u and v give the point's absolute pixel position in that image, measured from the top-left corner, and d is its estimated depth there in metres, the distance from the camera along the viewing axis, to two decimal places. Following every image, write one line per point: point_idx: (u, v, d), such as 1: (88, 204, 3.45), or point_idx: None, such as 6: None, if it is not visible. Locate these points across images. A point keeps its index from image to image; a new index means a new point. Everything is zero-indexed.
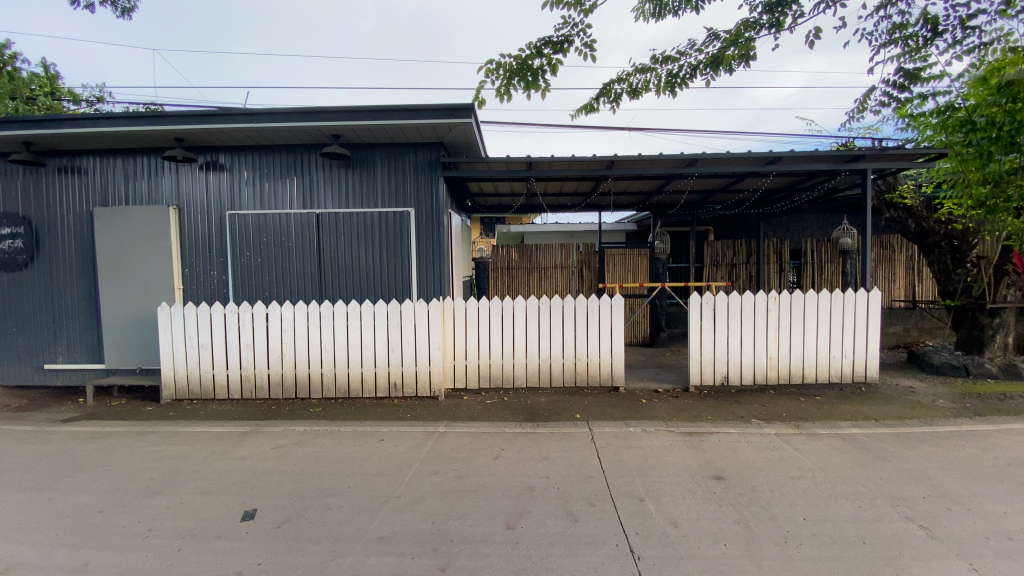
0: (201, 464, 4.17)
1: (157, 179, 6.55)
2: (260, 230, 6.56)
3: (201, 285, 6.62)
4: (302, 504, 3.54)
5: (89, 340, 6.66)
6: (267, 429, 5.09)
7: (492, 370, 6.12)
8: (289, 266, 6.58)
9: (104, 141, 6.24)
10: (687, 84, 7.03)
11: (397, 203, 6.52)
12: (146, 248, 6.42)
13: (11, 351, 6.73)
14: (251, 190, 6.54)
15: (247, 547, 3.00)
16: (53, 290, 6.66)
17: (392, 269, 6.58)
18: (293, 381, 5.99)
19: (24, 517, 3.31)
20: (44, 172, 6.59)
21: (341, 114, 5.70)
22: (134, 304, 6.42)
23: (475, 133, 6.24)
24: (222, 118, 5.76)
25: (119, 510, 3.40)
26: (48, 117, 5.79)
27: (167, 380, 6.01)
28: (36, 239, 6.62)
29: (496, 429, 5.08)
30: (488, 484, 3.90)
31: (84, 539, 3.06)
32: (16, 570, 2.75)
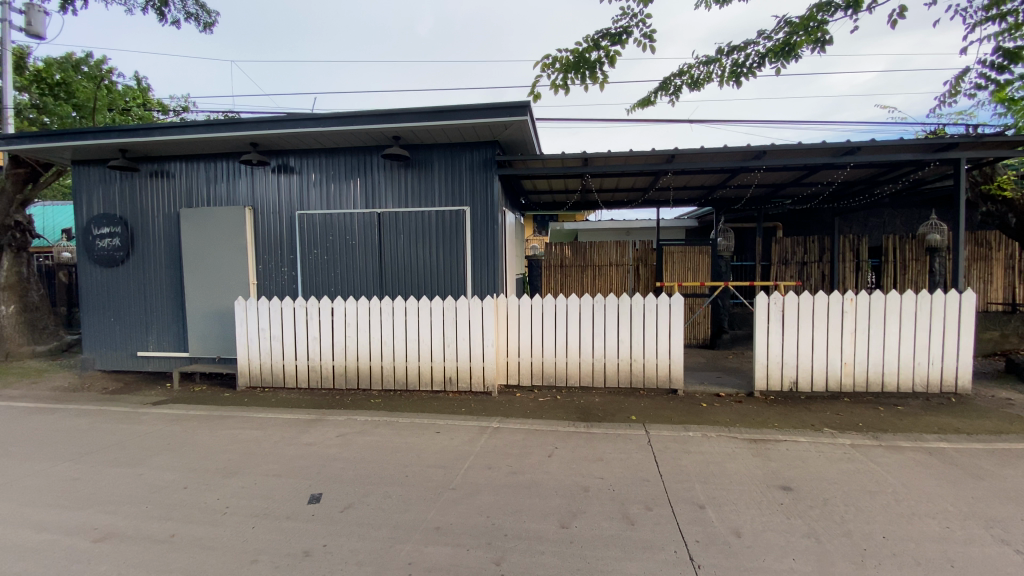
0: (270, 449, 4.42)
1: (234, 182, 7.01)
2: (326, 229, 6.88)
3: (273, 281, 7.03)
4: (364, 491, 3.68)
5: (176, 330, 7.25)
6: (330, 418, 5.32)
7: (545, 368, 6.09)
8: (352, 263, 6.87)
9: (189, 147, 6.76)
10: (754, 74, 6.69)
11: (454, 201, 6.62)
12: (225, 246, 6.89)
13: (110, 339, 7.44)
14: (317, 191, 6.86)
15: (313, 529, 3.16)
16: (145, 285, 7.30)
17: (449, 267, 6.70)
18: (355, 372, 6.24)
19: (120, 490, 3.63)
20: (139, 176, 7.23)
21: (402, 116, 5.86)
22: (214, 298, 6.92)
23: (531, 131, 6.23)
24: (292, 124, 6.07)
25: (201, 487, 3.67)
26: (141, 127, 6.31)
27: (243, 368, 6.44)
28: (132, 238, 7.28)
29: (549, 427, 5.06)
30: (543, 482, 3.87)
31: (171, 512, 3.32)
32: (112, 537, 3.02)
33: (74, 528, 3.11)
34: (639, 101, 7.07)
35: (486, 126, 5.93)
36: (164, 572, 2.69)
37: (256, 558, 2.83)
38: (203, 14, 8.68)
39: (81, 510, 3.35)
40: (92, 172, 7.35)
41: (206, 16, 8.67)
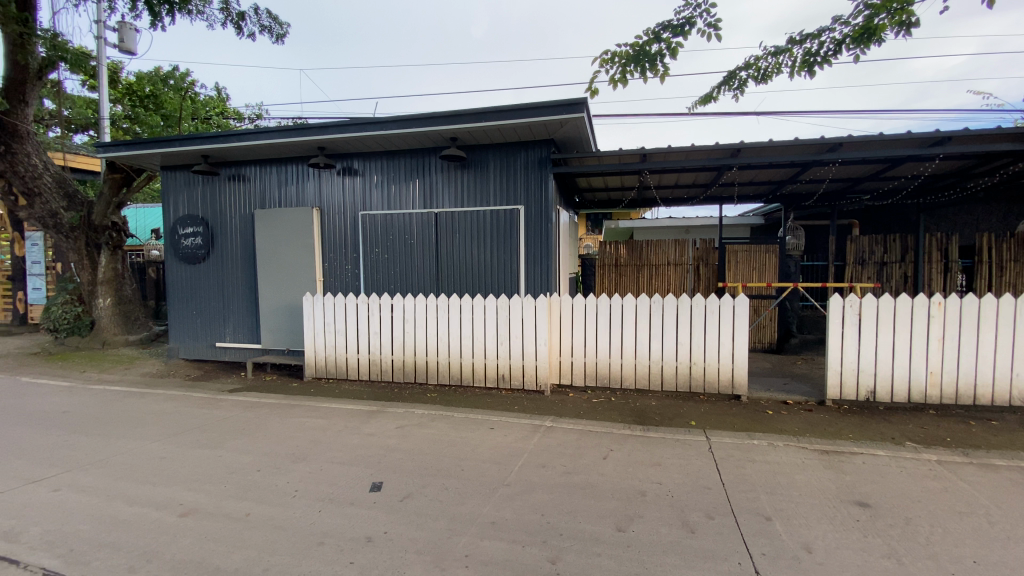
0: (334, 437, 4.63)
1: (302, 184, 7.40)
2: (386, 228, 7.12)
3: (337, 278, 7.35)
4: (422, 482, 3.77)
5: (250, 323, 7.74)
6: (390, 409, 5.51)
7: (599, 369, 5.98)
8: (410, 262, 7.06)
9: (262, 152, 7.19)
10: (829, 62, 6.29)
11: (509, 201, 6.65)
12: (293, 244, 7.29)
13: (192, 330, 8.06)
14: (379, 192, 7.11)
15: (374, 516, 3.27)
16: (223, 280, 7.85)
17: (503, 266, 6.73)
18: (412, 367, 6.42)
19: (203, 469, 3.93)
20: (218, 179, 7.77)
21: (459, 118, 5.95)
22: (284, 293, 7.33)
23: (587, 128, 6.17)
24: (356, 128, 6.33)
25: (273, 471, 3.90)
26: (221, 134, 6.78)
27: (309, 361, 6.78)
28: (212, 237, 7.85)
29: (604, 428, 4.97)
30: (598, 483, 3.82)
31: (245, 493, 3.54)
32: (195, 512, 3.26)
33: (163, 503, 3.38)
34: (702, 97, 6.82)
35: (542, 124, 5.91)
36: (241, 548, 2.88)
37: (323, 541, 2.96)
38: (276, 27, 9.21)
39: (169, 485, 3.64)
40: (178, 177, 7.98)
41: (279, 28, 9.19)
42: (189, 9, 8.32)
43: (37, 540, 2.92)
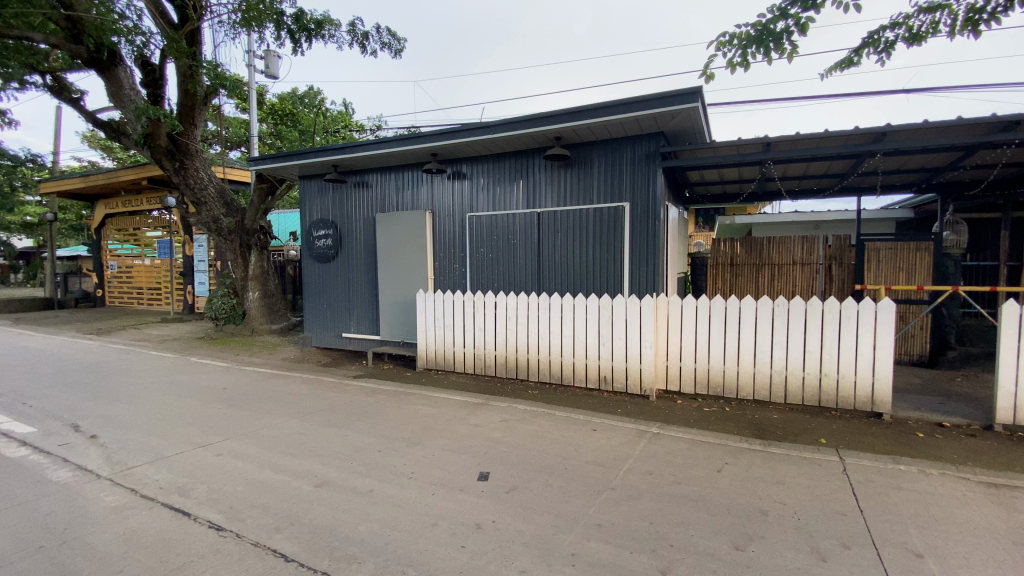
0: (444, 426, 4.87)
1: (416, 189, 7.89)
2: (492, 229, 7.33)
3: (446, 277, 7.73)
4: (527, 476, 3.82)
5: (370, 316, 8.44)
6: (494, 403, 5.67)
7: (710, 375, 5.63)
8: (515, 261, 7.20)
9: (382, 160, 7.80)
10: (1002, 18, 5.30)
11: (613, 198, 6.51)
12: (408, 244, 7.81)
13: (323, 321, 8.99)
14: (485, 194, 7.35)
15: (483, 504, 3.38)
16: (349, 278, 8.65)
17: (606, 265, 6.59)
18: (516, 364, 6.54)
19: (333, 446, 4.36)
20: (346, 187, 8.58)
21: (564, 117, 5.95)
22: (399, 290, 7.89)
23: (701, 119, 5.83)
24: (464, 133, 6.60)
25: (391, 453, 4.20)
26: (347, 145, 7.46)
27: (421, 353, 7.25)
28: (340, 239, 8.69)
29: (717, 439, 4.67)
30: (712, 497, 3.59)
31: (368, 471, 3.85)
32: (327, 484, 3.63)
33: (301, 473, 3.81)
34: (840, 63, 6.11)
35: (651, 117, 5.70)
36: (365, 520, 3.14)
37: (437, 523, 3.12)
38: (394, 42, 9.93)
39: (305, 458, 4.09)
40: (313, 185, 8.94)
41: (397, 43, 9.90)
42: (323, 34, 9.27)
43: (205, 496, 3.43)
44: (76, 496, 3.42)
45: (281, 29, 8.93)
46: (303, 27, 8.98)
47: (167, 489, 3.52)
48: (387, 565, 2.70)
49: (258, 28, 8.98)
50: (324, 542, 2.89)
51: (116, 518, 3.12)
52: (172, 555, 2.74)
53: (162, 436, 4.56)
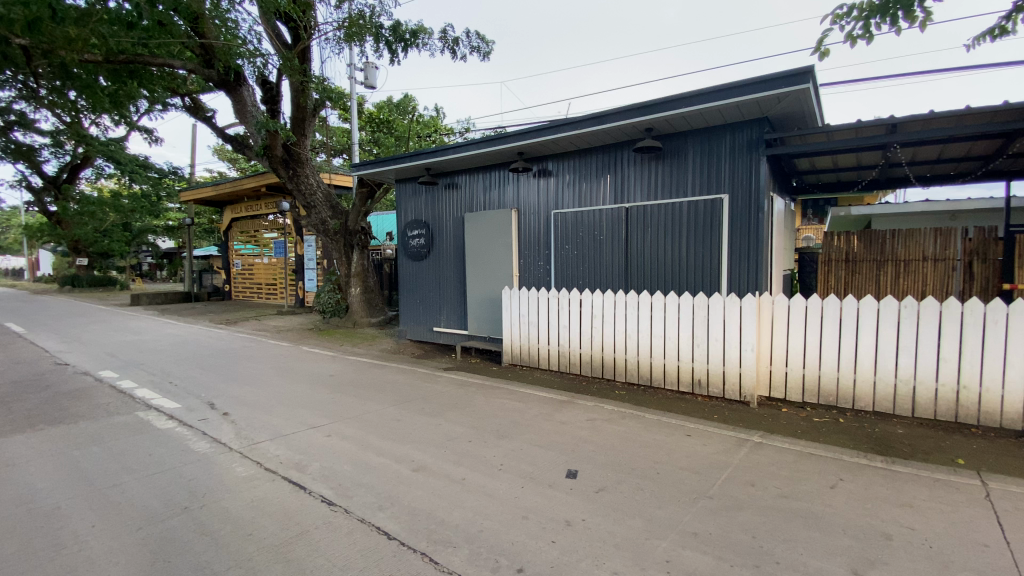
0: (531, 421, 4.91)
1: (503, 188, 8.03)
2: (578, 225, 7.26)
3: (531, 274, 7.78)
4: (617, 477, 3.74)
5: (458, 312, 8.74)
6: (580, 402, 5.62)
7: (819, 382, 5.15)
8: (601, 257, 7.07)
9: (471, 161, 8.03)
10: None
11: (709, 190, 6.17)
12: (495, 242, 7.97)
13: (415, 316, 9.46)
14: (572, 190, 7.29)
15: (572, 502, 3.36)
16: (439, 275, 9.03)
17: (700, 261, 6.27)
18: (602, 363, 6.43)
19: (427, 434, 4.57)
20: (437, 188, 8.95)
21: (656, 107, 5.74)
22: (486, 287, 8.07)
23: (813, 101, 5.35)
24: (551, 129, 6.59)
25: (481, 444, 4.32)
26: (438, 148, 7.77)
27: (507, 349, 7.37)
28: (432, 238, 9.09)
29: (827, 452, 4.26)
30: (824, 515, 3.27)
31: (460, 460, 3.99)
32: (423, 470, 3.81)
33: (399, 457, 4.03)
34: (992, 30, 5.26)
35: (754, 102, 5.32)
36: (459, 507, 3.25)
37: (527, 516, 3.16)
38: (483, 45, 10.19)
39: (401, 444, 4.33)
40: (407, 187, 9.44)
41: (486, 45, 10.15)
42: (418, 43, 9.73)
43: (317, 473, 3.75)
44: (213, 464, 3.90)
45: (380, 41, 9.51)
46: (400, 37, 9.50)
47: (285, 463, 3.90)
48: (480, 552, 2.77)
49: (359, 43, 9.64)
50: (422, 524, 3.03)
51: (245, 487, 3.52)
52: (291, 523, 3.03)
53: (280, 416, 5.06)
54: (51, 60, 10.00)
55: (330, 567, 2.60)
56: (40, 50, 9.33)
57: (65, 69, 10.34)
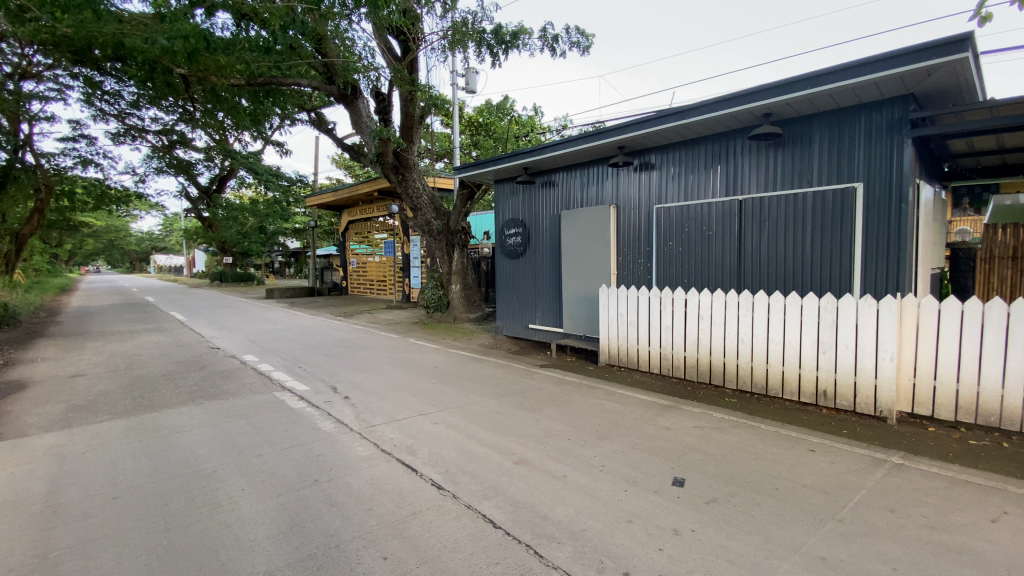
0: (632, 424, 4.77)
1: (602, 184, 7.89)
2: (683, 220, 6.92)
3: (631, 272, 7.55)
4: (730, 490, 3.50)
5: (555, 311, 8.74)
6: (685, 407, 5.34)
7: (978, 399, 4.41)
8: (708, 254, 6.67)
9: (569, 158, 7.98)
10: None
11: (840, 178, 5.56)
12: (593, 240, 7.85)
13: (512, 313, 9.63)
14: (677, 184, 6.96)
15: (680, 511, 3.20)
16: (535, 272, 9.10)
17: (827, 257, 5.67)
18: (709, 367, 6.08)
19: (527, 428, 4.64)
20: (534, 186, 9.03)
21: (775, 90, 5.28)
22: (582, 285, 7.98)
23: (972, 72, 4.59)
24: (656, 121, 6.33)
25: (582, 443, 4.28)
26: (536, 147, 7.81)
27: (605, 348, 7.24)
28: (529, 236, 9.19)
29: (991, 480, 3.62)
30: (988, 553, 2.78)
31: (561, 457, 3.99)
32: (525, 463, 3.87)
33: (502, 449, 4.13)
34: None
35: (895, 78, 4.68)
36: (561, 504, 3.25)
37: (632, 520, 3.07)
38: (583, 40, 10.09)
39: (503, 436, 4.43)
40: (506, 187, 9.63)
41: (586, 40, 10.03)
42: (519, 44, 9.88)
43: (426, 457, 3.96)
44: (337, 443, 4.29)
45: (482, 46, 9.80)
46: (501, 40, 9.71)
47: (398, 446, 4.17)
48: (585, 551, 2.74)
49: (463, 49, 10.02)
50: (526, 517, 3.08)
51: (364, 465, 3.82)
52: (405, 503, 3.23)
53: (392, 402, 5.44)
54: (206, 86, 11.90)
55: (441, 548, 2.73)
56: (196, 75, 10.87)
57: (216, 93, 12.27)
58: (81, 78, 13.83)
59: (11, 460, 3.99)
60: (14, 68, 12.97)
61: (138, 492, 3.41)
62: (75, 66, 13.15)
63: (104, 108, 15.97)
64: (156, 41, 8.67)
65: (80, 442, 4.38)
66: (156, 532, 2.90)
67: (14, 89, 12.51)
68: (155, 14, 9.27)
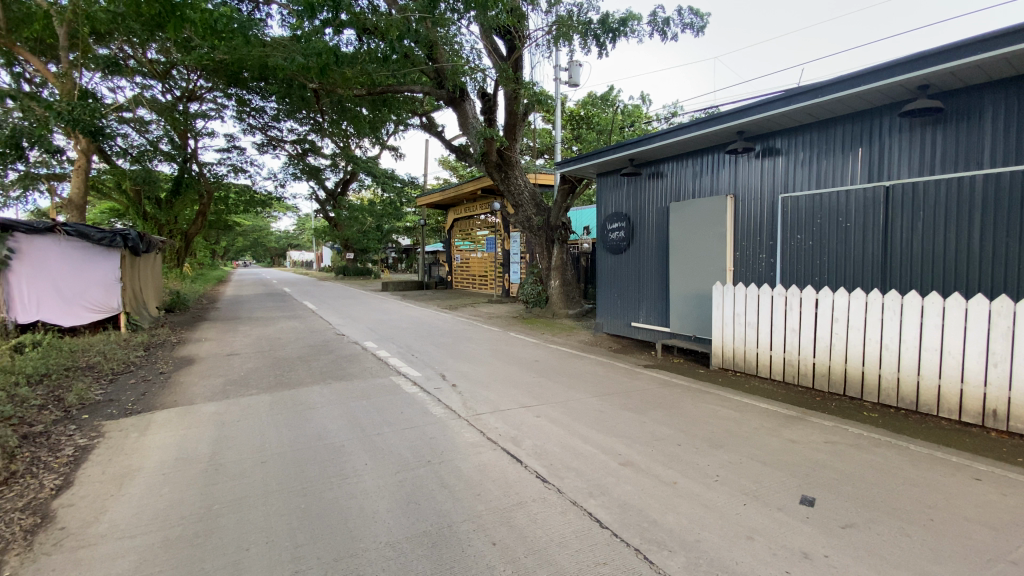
0: (750, 434, 4.40)
1: (718, 173, 7.37)
2: (813, 212, 6.24)
3: (750, 268, 6.97)
4: (871, 515, 3.08)
5: (660, 309, 8.37)
6: (813, 419, 4.82)
7: None
8: (845, 249, 5.93)
9: (681, 147, 7.56)
10: None
11: (1019, 158, 4.67)
12: (706, 234, 7.38)
13: (614, 310, 9.39)
14: (808, 170, 6.28)
15: (810, 532, 2.89)
16: (640, 268, 8.78)
17: (1000, 253, 4.76)
18: (843, 375, 5.43)
19: (633, 429, 4.49)
20: (640, 178, 8.70)
21: (934, 58, 4.53)
22: (692, 282, 7.54)
23: None
24: (782, 102, 5.75)
25: (694, 450, 4.04)
26: (643, 137, 7.51)
27: (718, 350, 6.79)
28: (634, 231, 8.89)
29: None
30: None
31: (670, 462, 3.80)
32: (631, 465, 3.74)
33: (607, 449, 4.04)
34: None
35: None
36: (672, 511, 3.09)
37: (753, 537, 2.83)
38: (697, 20, 9.47)
39: (607, 436, 4.33)
40: (610, 180, 9.40)
41: (700, 20, 9.41)
42: (627, 31, 9.55)
43: (530, 449, 4.01)
44: (447, 428, 4.50)
45: (588, 36, 9.62)
46: (608, 28, 9.45)
47: (503, 436, 4.27)
48: (700, 563, 2.58)
49: (568, 42, 9.93)
50: (635, 520, 2.98)
51: (472, 451, 3.96)
52: (512, 492, 3.29)
53: (496, 393, 5.58)
54: (333, 98, 13.15)
55: (548, 541, 2.74)
56: (325, 88, 12.06)
57: (341, 104, 13.52)
58: (234, 98, 16.03)
59: (185, 423, 4.75)
60: (185, 92, 15.36)
61: (280, 459, 3.88)
62: (230, 87, 15.28)
63: (253, 123, 18.33)
64: (294, 59, 9.76)
65: (234, 411, 5.08)
66: (296, 496, 3.27)
67: (185, 110, 14.83)
68: (292, 36, 10.40)
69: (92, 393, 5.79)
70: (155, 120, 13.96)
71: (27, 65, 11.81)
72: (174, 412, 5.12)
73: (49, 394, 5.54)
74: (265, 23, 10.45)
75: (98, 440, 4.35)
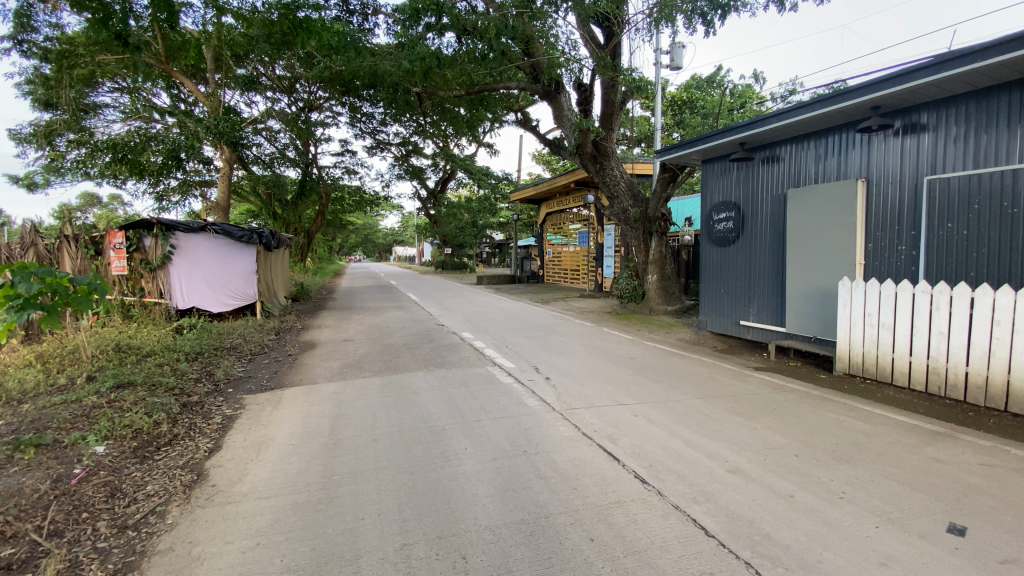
0: (883, 449, 3.90)
1: (846, 155, 6.57)
2: (969, 195, 5.34)
3: (884, 261, 6.15)
4: None
5: (774, 306, 7.70)
6: (965, 437, 4.15)
7: None
8: (1010, 238, 5.02)
9: (801, 128, 6.86)
10: None
11: None
12: (831, 223, 6.63)
13: (720, 307, 8.80)
14: (962, 148, 5.39)
15: (960, 565, 2.49)
16: (750, 262, 8.14)
17: None
18: (1005, 388, 4.62)
19: (741, 435, 4.18)
20: (753, 164, 8.05)
21: None
22: (813, 277, 6.83)
23: None
24: (931, 69, 4.96)
25: (813, 462, 3.66)
26: (755, 119, 6.91)
27: (843, 353, 6.09)
28: (744, 221, 8.25)
29: None
30: None
31: (786, 473, 3.48)
32: (739, 473, 3.49)
33: (712, 454, 3.80)
34: None
35: None
36: (788, 525, 2.84)
37: (887, 564, 2.50)
38: None
39: (712, 440, 4.08)
40: (716, 167, 8.80)
41: None
42: (738, 5, 8.87)
43: (628, 448, 3.90)
44: (543, 420, 4.53)
45: (694, 15, 9.08)
46: (716, 5, 8.85)
47: (599, 432, 4.21)
48: None
49: (671, 24, 9.44)
50: (744, 531, 2.78)
51: (568, 445, 3.95)
52: (610, 490, 3.23)
53: (592, 389, 5.50)
54: (434, 100, 13.77)
55: (649, 543, 2.65)
56: (427, 90, 12.65)
57: (441, 105, 14.11)
58: (348, 105, 17.43)
59: (309, 401, 5.29)
60: (306, 104, 16.98)
61: (389, 438, 4.16)
62: (344, 96, 16.65)
63: (364, 128, 19.79)
64: (400, 65, 10.35)
65: (349, 392, 5.55)
66: (403, 474, 3.49)
67: (307, 120, 16.43)
68: (397, 43, 11.04)
69: (235, 370, 6.67)
70: (283, 130, 15.60)
71: (184, 87, 13.78)
72: (300, 390, 5.74)
73: (203, 369, 6.48)
74: (372, 33, 11.18)
75: (240, 411, 5.00)
